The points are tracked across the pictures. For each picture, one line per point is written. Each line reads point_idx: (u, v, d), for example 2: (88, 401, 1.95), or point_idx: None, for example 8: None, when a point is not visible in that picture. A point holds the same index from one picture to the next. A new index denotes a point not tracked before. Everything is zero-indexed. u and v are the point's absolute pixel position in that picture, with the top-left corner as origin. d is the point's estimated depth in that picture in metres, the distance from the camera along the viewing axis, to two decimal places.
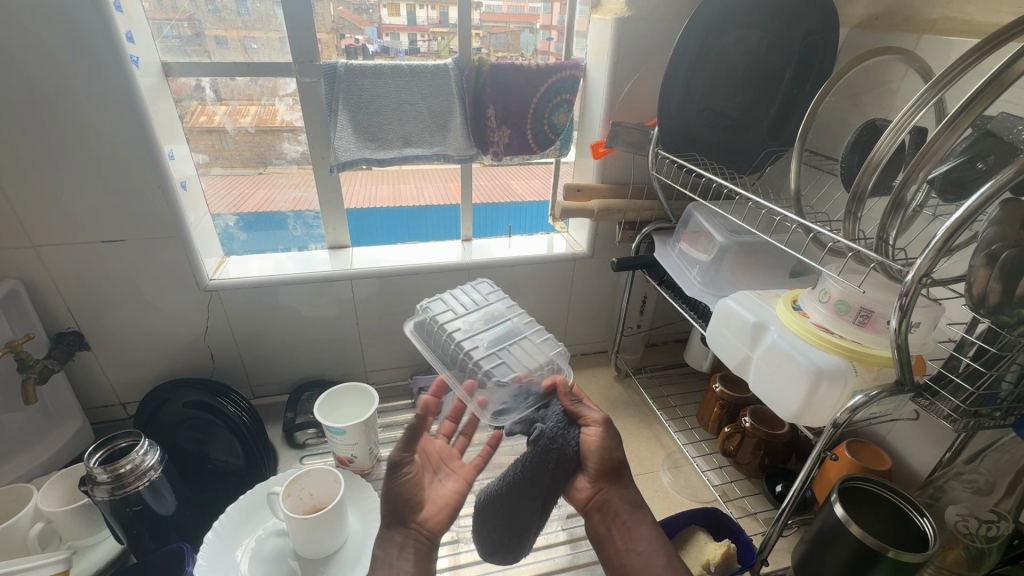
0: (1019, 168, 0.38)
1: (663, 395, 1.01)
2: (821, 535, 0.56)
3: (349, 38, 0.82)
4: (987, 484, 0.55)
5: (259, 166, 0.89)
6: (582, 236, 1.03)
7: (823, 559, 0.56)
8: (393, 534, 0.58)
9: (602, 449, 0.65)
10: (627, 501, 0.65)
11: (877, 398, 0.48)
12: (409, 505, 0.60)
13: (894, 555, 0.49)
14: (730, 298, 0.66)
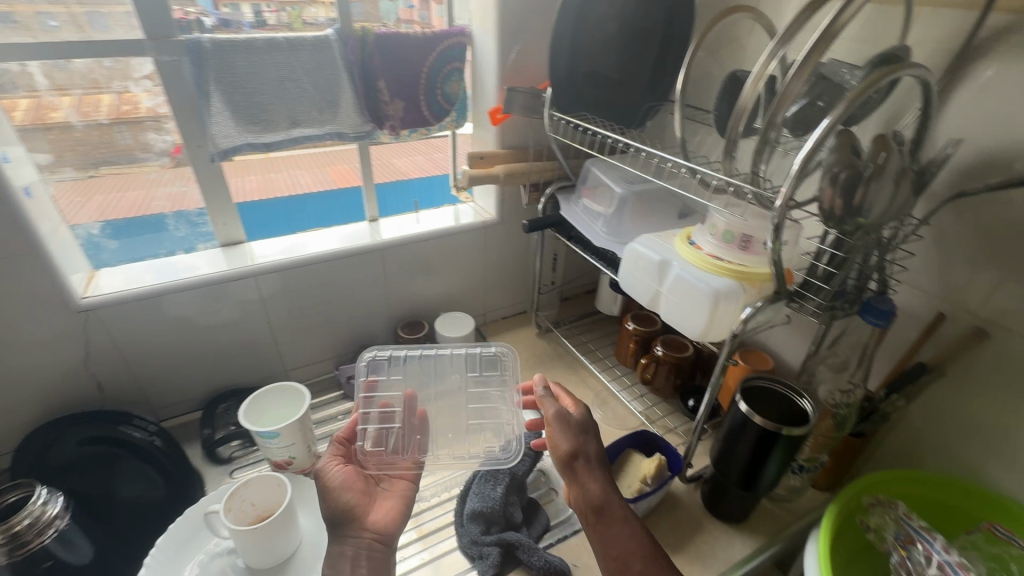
0: (848, 104, 0.47)
1: (584, 342, 1.09)
2: (732, 431, 0.66)
3: (179, 11, 0.72)
4: (840, 363, 0.70)
5: (88, 170, 0.78)
6: (489, 203, 1.05)
7: (735, 450, 0.66)
8: (343, 548, 0.62)
9: (552, 445, 0.66)
10: (592, 506, 0.63)
11: (762, 307, 0.57)
12: (344, 518, 0.64)
13: (786, 432, 0.60)
14: (635, 242, 0.72)
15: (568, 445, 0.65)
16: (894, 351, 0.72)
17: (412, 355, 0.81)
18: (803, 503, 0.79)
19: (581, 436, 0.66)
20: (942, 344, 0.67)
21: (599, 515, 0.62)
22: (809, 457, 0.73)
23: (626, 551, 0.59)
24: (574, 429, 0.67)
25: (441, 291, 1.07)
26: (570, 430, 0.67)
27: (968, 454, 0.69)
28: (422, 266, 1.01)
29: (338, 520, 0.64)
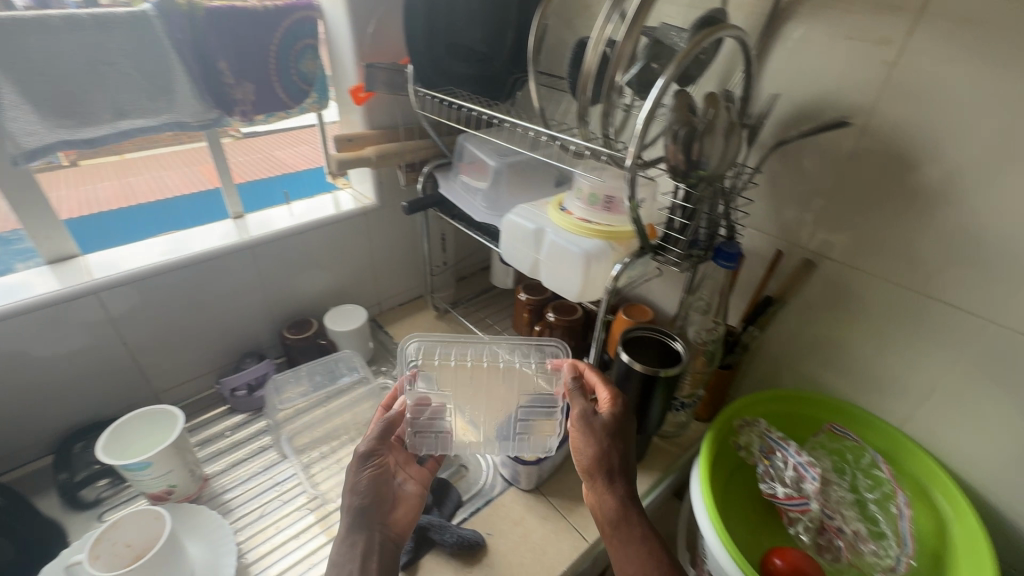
0: (677, 64, 0.50)
1: (482, 317, 1.10)
2: (620, 381, 0.71)
3: None
4: (704, 304, 0.76)
5: None
6: (367, 188, 1.01)
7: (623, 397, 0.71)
8: (369, 534, 0.59)
9: (576, 451, 0.63)
10: (609, 519, 0.60)
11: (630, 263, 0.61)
12: (371, 508, 0.61)
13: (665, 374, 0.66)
14: (511, 213, 0.74)
15: (590, 454, 0.62)
16: (747, 287, 0.81)
17: (511, 340, 0.81)
18: (689, 436, 0.87)
19: (608, 446, 0.61)
20: (782, 277, 0.76)
21: (610, 521, 0.61)
22: (688, 393, 0.80)
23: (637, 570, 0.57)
24: (598, 437, 0.62)
25: (328, 284, 1.02)
26: (597, 438, 0.61)
27: (810, 368, 0.80)
28: (303, 261, 0.95)
29: (366, 506, 0.61)
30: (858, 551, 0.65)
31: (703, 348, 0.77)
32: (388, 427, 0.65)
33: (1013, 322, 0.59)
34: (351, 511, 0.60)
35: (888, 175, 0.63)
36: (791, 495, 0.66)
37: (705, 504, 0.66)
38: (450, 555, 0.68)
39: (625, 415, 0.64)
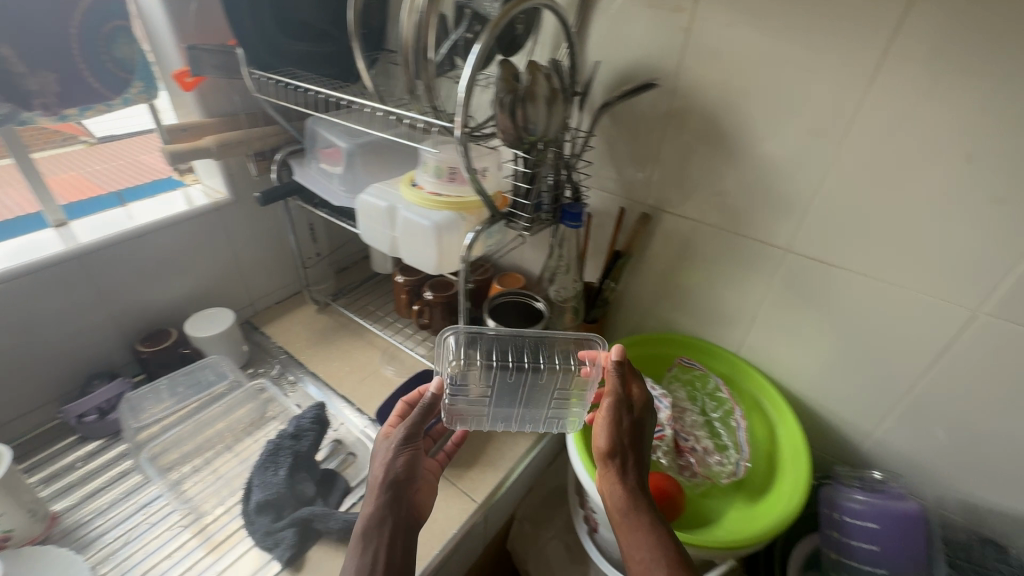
0: (487, 31, 0.52)
1: (364, 304, 1.09)
2: None
3: None
4: (564, 262, 0.80)
5: None
6: (217, 182, 0.94)
7: None
8: (400, 511, 0.59)
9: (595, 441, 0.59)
10: (619, 506, 0.57)
11: (482, 231, 0.64)
12: (403, 489, 0.60)
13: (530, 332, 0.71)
14: (366, 194, 0.73)
15: (606, 444, 0.59)
16: (600, 245, 0.87)
17: (563, 337, 0.70)
18: None
19: (628, 440, 0.59)
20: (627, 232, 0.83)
21: (619, 516, 0.56)
22: None
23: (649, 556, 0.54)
24: (621, 428, 0.59)
25: (186, 289, 0.94)
26: (620, 429, 0.59)
27: (663, 312, 0.89)
28: (151, 266, 0.87)
29: (397, 493, 0.59)
30: (707, 464, 0.74)
31: (568, 303, 0.82)
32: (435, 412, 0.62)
33: (801, 249, 0.70)
34: (384, 489, 0.59)
35: (696, 130, 0.71)
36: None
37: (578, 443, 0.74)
38: (338, 541, 0.68)
39: (646, 413, 0.62)
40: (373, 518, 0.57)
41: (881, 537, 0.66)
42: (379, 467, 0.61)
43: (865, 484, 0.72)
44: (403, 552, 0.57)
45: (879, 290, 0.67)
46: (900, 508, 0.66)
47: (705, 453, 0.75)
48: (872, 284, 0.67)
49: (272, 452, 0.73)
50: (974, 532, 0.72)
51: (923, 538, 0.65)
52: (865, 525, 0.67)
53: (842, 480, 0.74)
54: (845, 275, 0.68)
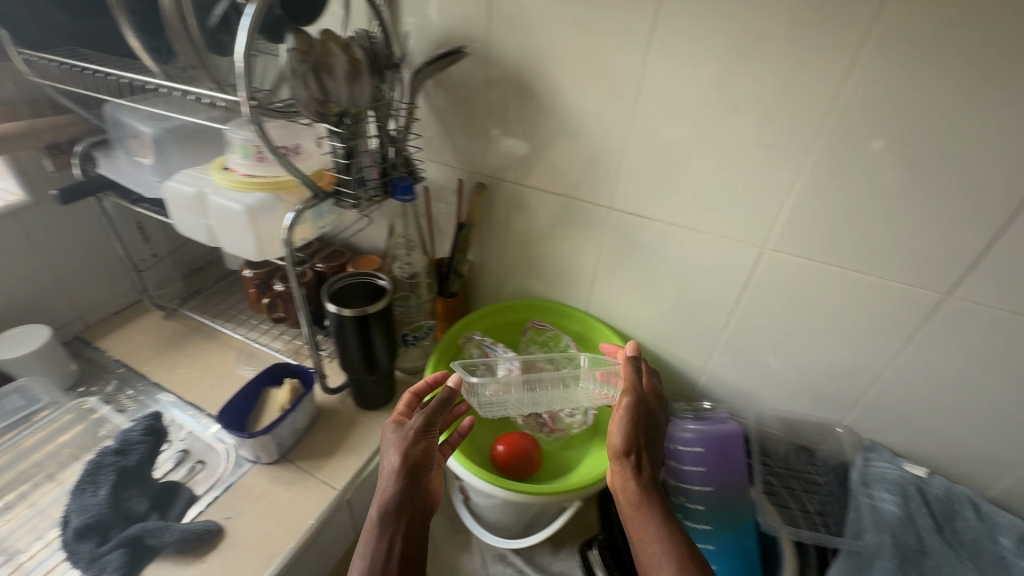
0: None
1: (217, 305, 1.02)
2: (338, 331, 0.74)
3: None
4: (405, 237, 0.81)
5: None
6: (8, 182, 0.82)
7: (347, 346, 0.76)
8: (410, 505, 0.56)
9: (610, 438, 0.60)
10: (631, 501, 0.57)
11: (304, 211, 0.62)
12: (415, 483, 0.56)
13: (372, 311, 0.72)
14: (172, 181, 0.67)
15: (622, 441, 0.59)
16: (447, 217, 0.88)
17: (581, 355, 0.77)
18: None
19: (643, 437, 0.59)
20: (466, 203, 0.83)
21: (631, 512, 0.57)
22: (418, 326, 0.88)
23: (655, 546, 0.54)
24: (637, 426, 0.59)
25: None
26: (637, 426, 0.59)
27: (517, 279, 0.92)
28: None
29: (414, 487, 0.56)
30: (558, 417, 0.81)
31: (417, 274, 0.84)
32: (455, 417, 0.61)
33: (621, 206, 0.75)
34: (395, 483, 0.55)
35: (515, 98, 0.73)
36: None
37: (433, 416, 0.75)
38: (178, 553, 0.64)
39: (657, 407, 0.65)
40: (387, 513, 0.54)
41: (706, 458, 0.74)
42: (393, 462, 0.57)
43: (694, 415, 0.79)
44: (413, 546, 0.54)
45: (687, 238, 0.73)
46: (720, 430, 0.75)
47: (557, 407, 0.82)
48: (681, 232, 0.73)
49: (92, 471, 0.68)
50: (794, 440, 0.81)
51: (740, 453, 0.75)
52: (692, 450, 0.75)
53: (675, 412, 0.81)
54: (659, 227, 0.74)
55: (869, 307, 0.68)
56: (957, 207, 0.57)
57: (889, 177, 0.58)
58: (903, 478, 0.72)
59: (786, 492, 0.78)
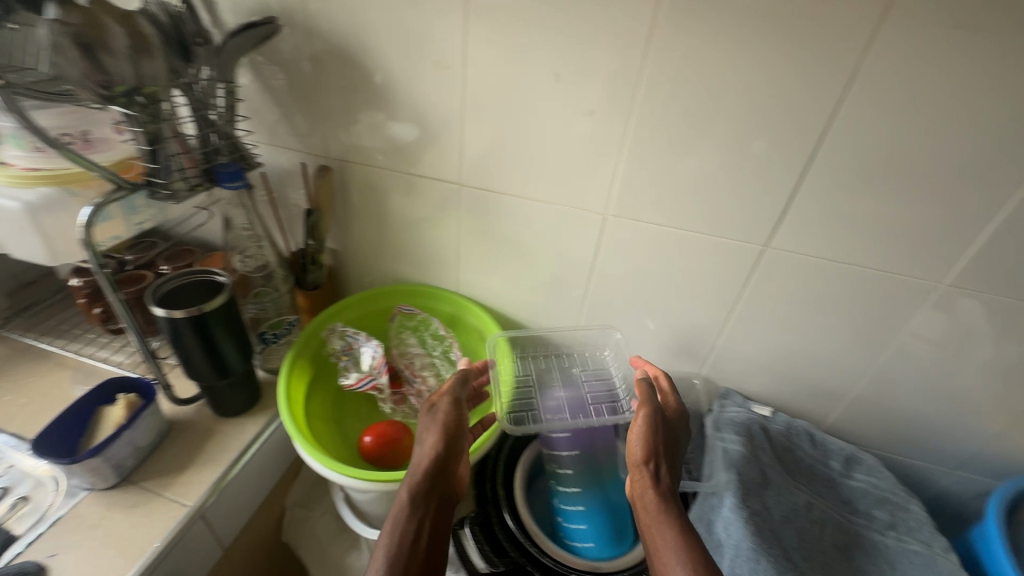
0: None
1: (51, 321, 0.90)
2: (172, 338, 0.67)
3: None
4: (247, 228, 0.75)
5: None
6: None
7: (186, 352, 0.69)
8: (428, 491, 0.57)
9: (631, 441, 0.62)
10: (651, 507, 0.57)
11: (101, 207, 0.56)
12: (438, 475, 0.59)
13: (207, 309, 0.66)
14: None
15: (642, 449, 0.61)
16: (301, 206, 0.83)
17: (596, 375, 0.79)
18: None
19: (661, 446, 0.61)
20: (308, 187, 0.77)
21: (646, 515, 0.57)
22: (276, 323, 0.82)
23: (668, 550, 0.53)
24: (654, 434, 0.61)
25: None
26: (653, 435, 0.61)
27: (386, 266, 0.90)
28: None
29: (445, 467, 0.59)
30: (429, 401, 0.78)
31: (269, 265, 0.79)
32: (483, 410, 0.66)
33: (471, 181, 0.74)
34: (421, 469, 0.58)
35: (347, 74, 0.70)
36: (361, 376, 0.75)
37: (284, 413, 0.70)
38: None
39: (677, 422, 0.66)
40: (415, 495, 0.56)
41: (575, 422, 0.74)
42: (427, 445, 0.60)
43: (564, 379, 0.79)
44: (435, 526, 0.57)
45: (536, 210, 0.74)
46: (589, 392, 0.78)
47: (427, 390, 0.79)
48: (530, 204, 0.74)
49: None
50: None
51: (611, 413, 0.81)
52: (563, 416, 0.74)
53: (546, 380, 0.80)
54: (509, 200, 0.74)
55: (709, 265, 0.72)
56: (764, 167, 0.62)
57: (704, 141, 0.62)
58: (747, 418, 0.78)
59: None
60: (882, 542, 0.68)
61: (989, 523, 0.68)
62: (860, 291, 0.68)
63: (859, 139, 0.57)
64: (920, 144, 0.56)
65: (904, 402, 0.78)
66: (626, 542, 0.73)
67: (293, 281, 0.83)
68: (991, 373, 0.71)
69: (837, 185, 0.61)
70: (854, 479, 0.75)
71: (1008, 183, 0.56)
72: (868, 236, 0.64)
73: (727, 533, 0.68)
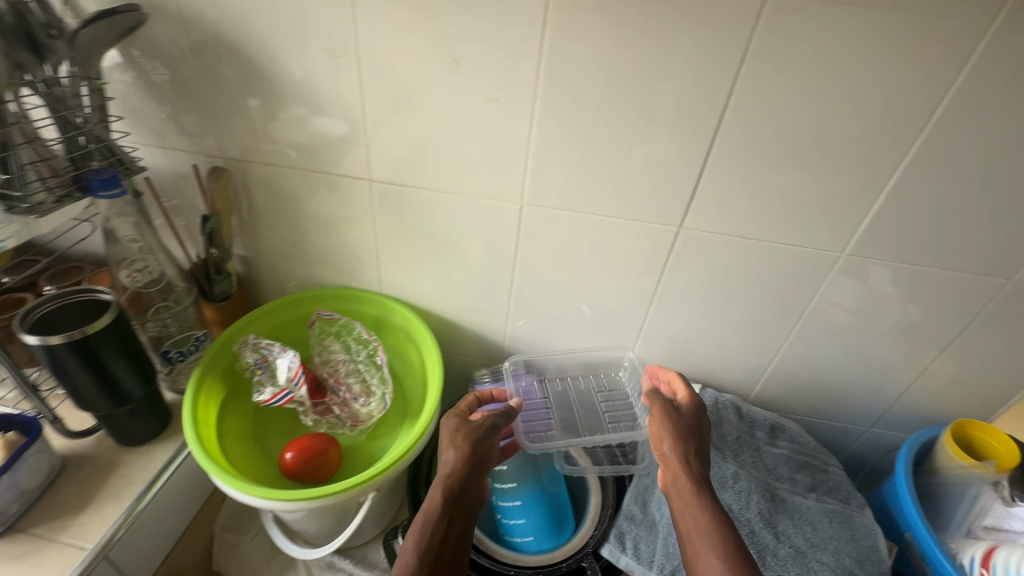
0: None
1: None
2: (52, 365, 0.60)
3: None
4: (134, 240, 0.69)
5: None
6: None
7: (70, 381, 0.62)
8: (457, 499, 0.59)
9: (657, 436, 0.65)
10: (683, 494, 0.59)
11: None
12: (466, 481, 0.61)
13: (90, 329, 0.60)
14: None
15: (671, 441, 0.63)
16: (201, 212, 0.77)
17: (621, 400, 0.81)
18: None
19: (687, 436, 0.63)
20: (203, 192, 0.71)
21: (678, 508, 0.59)
22: (182, 341, 0.75)
23: (705, 535, 0.55)
24: (677, 427, 0.64)
25: None
26: (671, 430, 0.64)
27: (303, 270, 0.85)
28: None
29: (472, 476, 0.61)
30: (355, 410, 0.75)
31: (166, 277, 0.73)
32: (504, 422, 0.68)
33: (381, 177, 0.71)
34: (447, 478, 0.60)
35: (233, 66, 0.65)
36: (276, 391, 0.70)
37: (187, 431, 0.65)
38: None
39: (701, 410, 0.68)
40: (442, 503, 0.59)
41: None
42: (450, 455, 0.63)
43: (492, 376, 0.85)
44: (460, 533, 0.59)
45: (454, 203, 0.72)
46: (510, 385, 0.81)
47: (352, 398, 0.76)
48: (446, 198, 0.71)
49: None
50: (589, 374, 0.84)
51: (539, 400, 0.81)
52: None
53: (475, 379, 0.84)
54: (425, 195, 0.72)
55: (628, 249, 0.72)
56: (668, 148, 0.62)
57: (609, 124, 0.61)
58: None
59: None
60: (804, 504, 0.72)
61: (899, 477, 0.72)
62: (772, 265, 0.71)
63: (755, 117, 0.59)
64: (811, 119, 0.58)
65: (820, 368, 0.81)
66: (566, 531, 0.73)
67: (197, 294, 0.78)
68: (894, 335, 0.75)
69: (739, 164, 0.62)
70: (778, 447, 0.78)
71: (891, 154, 0.59)
72: (773, 211, 0.65)
73: (661, 513, 0.71)
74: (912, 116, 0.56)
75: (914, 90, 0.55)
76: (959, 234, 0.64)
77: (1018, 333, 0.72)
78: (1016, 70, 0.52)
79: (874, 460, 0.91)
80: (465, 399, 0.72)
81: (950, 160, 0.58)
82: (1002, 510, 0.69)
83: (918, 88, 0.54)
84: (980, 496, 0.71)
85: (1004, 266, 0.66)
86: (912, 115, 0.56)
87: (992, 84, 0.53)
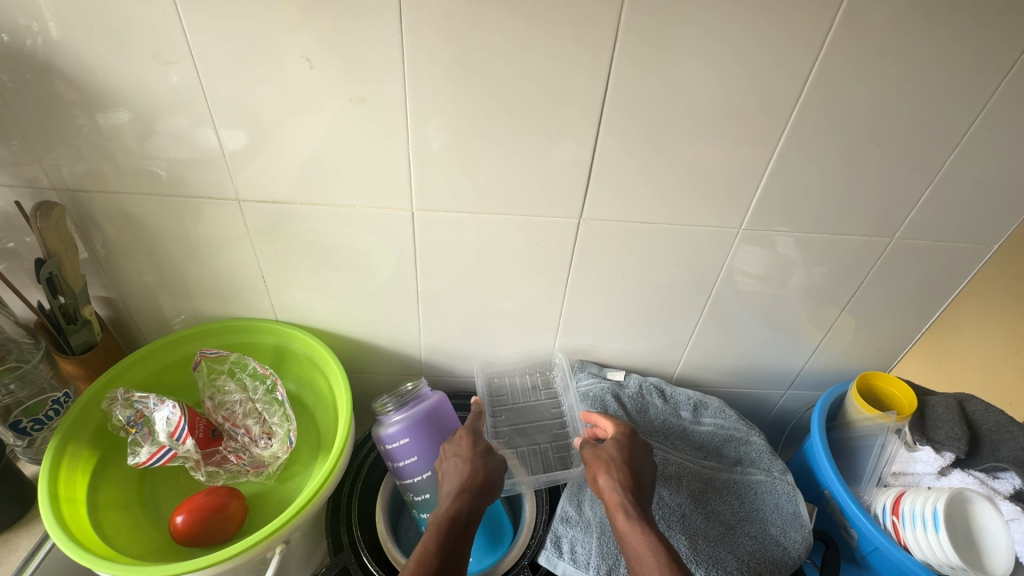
0: None
1: None
2: None
3: None
4: None
5: None
6: None
7: None
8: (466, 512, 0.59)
9: (590, 470, 0.65)
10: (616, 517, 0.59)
11: None
12: (475, 496, 0.60)
13: None
14: None
15: (605, 474, 0.63)
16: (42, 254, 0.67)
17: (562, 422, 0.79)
18: None
19: (618, 464, 0.63)
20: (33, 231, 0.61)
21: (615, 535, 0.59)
22: (33, 407, 0.65)
23: (640, 551, 0.55)
24: (608, 460, 0.64)
25: None
26: (601, 463, 0.64)
27: (183, 306, 0.76)
28: None
29: (486, 490, 0.61)
30: (256, 454, 0.68)
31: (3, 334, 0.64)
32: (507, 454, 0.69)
33: (252, 195, 0.64)
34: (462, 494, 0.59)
35: (48, 83, 0.55)
36: (154, 451, 0.62)
37: (46, 509, 0.56)
38: None
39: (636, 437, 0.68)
40: (464, 514, 0.58)
41: (417, 446, 0.69)
42: (473, 467, 0.63)
43: (397, 398, 0.71)
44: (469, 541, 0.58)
45: (341, 217, 0.66)
46: (425, 410, 0.70)
47: (252, 441, 0.69)
48: (330, 211, 0.65)
49: None
50: (530, 392, 0.82)
51: (453, 413, 0.73)
52: (401, 443, 0.69)
53: (376, 409, 0.71)
54: (306, 211, 0.65)
55: (534, 245, 0.69)
56: (556, 139, 0.59)
57: (491, 119, 0.57)
58: (599, 389, 0.79)
59: (517, 434, 0.78)
60: (730, 479, 0.73)
61: (813, 433, 0.75)
62: (679, 246, 0.70)
63: (639, 100, 0.56)
64: (694, 97, 0.57)
65: (735, 341, 0.82)
66: (503, 542, 0.73)
67: (49, 348, 0.67)
68: (796, 302, 0.77)
69: (629, 149, 0.60)
70: (703, 424, 0.78)
71: (773, 127, 0.59)
72: (670, 192, 0.64)
73: (595, 511, 0.70)
74: (787, 89, 0.56)
75: (786, 61, 0.54)
76: (845, 199, 0.66)
77: (905, 287, 0.76)
78: (874, 35, 0.53)
79: (794, 420, 0.95)
80: (472, 415, 0.71)
81: (825, 129, 0.59)
82: (905, 455, 0.73)
83: (790, 60, 0.54)
84: (886, 444, 0.74)
85: (886, 225, 0.68)
86: (787, 87, 0.56)
87: (856, 51, 0.54)
